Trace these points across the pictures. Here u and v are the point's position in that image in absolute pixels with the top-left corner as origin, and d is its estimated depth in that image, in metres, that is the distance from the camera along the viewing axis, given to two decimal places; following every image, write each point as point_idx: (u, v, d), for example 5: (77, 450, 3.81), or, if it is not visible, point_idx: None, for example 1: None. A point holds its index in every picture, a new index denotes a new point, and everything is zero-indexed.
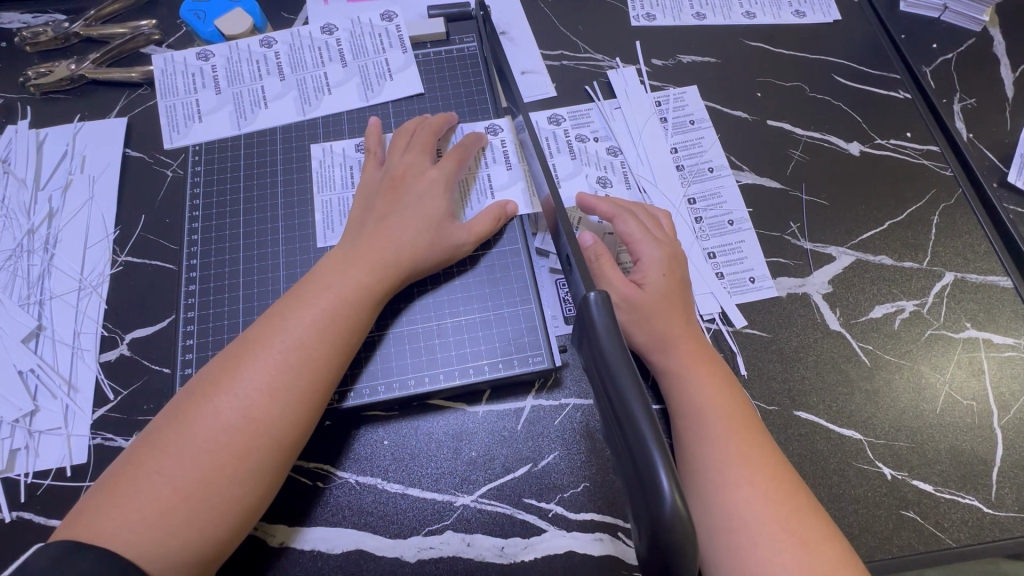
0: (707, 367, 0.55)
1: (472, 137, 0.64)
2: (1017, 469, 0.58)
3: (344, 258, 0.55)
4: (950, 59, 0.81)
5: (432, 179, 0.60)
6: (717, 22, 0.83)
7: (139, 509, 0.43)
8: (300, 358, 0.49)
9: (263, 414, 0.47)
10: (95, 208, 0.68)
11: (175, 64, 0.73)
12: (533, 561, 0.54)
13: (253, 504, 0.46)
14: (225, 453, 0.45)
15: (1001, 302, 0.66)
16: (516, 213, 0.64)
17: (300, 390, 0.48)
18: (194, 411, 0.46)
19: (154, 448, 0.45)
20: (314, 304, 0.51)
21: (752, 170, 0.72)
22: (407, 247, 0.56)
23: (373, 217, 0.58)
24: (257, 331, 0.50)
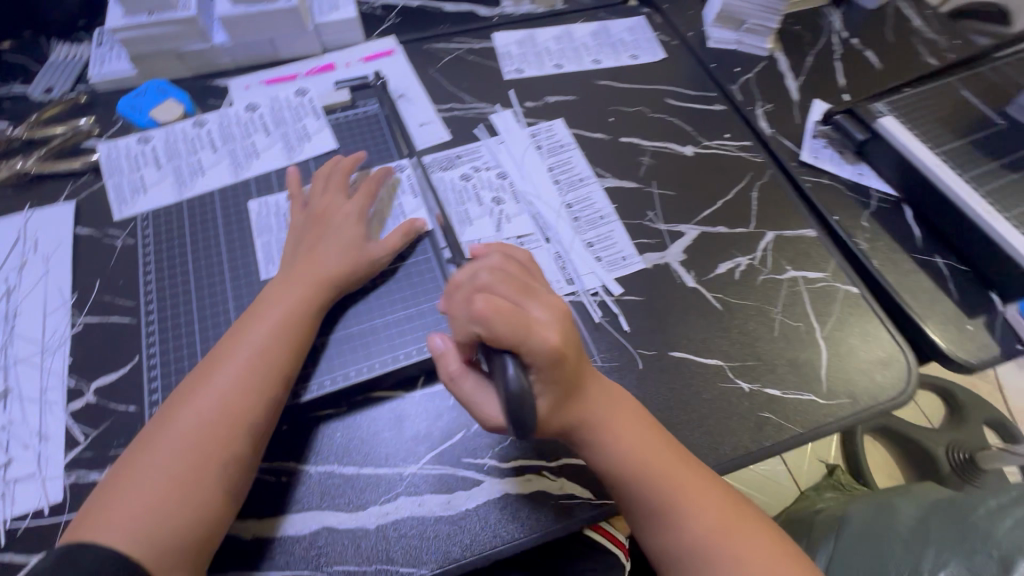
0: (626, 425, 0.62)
1: (380, 173, 0.80)
2: (839, 368, 0.75)
3: (287, 282, 0.67)
4: (749, 77, 1.06)
5: (348, 212, 0.74)
6: (573, 69, 1.04)
7: (139, 500, 0.54)
8: (259, 363, 0.61)
9: (234, 410, 0.58)
10: (51, 280, 0.76)
11: (118, 149, 0.84)
12: (476, 507, 0.64)
13: (233, 486, 0.57)
14: (207, 445, 0.56)
15: (811, 248, 0.86)
16: (425, 228, 0.78)
17: (262, 387, 0.60)
18: (177, 417, 0.58)
19: (147, 452, 0.56)
20: (266, 320, 0.64)
21: (613, 176, 0.91)
22: (335, 264, 0.69)
23: (304, 247, 0.71)
24: (222, 349, 0.62)
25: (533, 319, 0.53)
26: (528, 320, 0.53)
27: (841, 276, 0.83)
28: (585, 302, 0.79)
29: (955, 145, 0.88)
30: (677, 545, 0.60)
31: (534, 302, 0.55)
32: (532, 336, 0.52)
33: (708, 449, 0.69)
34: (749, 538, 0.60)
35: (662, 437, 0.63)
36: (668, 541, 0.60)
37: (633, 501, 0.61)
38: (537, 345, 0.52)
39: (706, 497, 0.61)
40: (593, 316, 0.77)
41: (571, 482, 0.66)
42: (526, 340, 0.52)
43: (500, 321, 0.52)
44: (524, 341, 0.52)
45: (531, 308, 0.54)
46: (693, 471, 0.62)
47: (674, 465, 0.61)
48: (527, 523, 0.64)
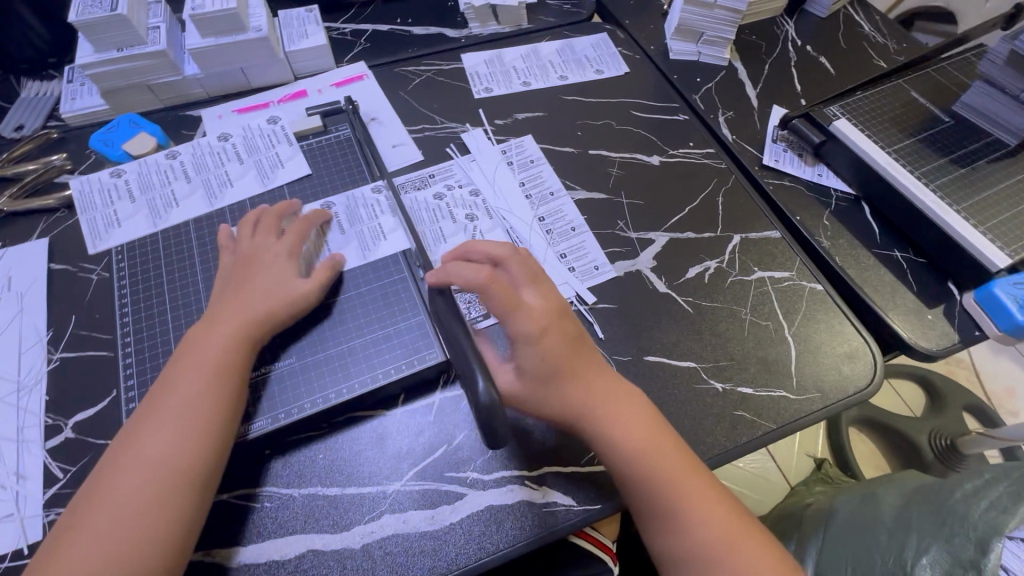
0: (634, 421, 0.65)
1: (316, 214, 0.80)
2: (808, 363, 0.78)
3: (211, 322, 0.67)
4: (710, 87, 1.10)
5: (277, 252, 0.73)
6: (540, 85, 1.07)
7: (84, 554, 0.54)
8: (195, 402, 0.61)
9: (170, 454, 0.58)
10: (26, 318, 0.76)
11: (91, 184, 0.85)
12: (460, 521, 0.65)
13: (181, 527, 0.57)
14: (145, 493, 0.57)
15: (776, 248, 0.89)
16: (346, 265, 0.79)
17: (197, 428, 0.60)
18: (113, 470, 0.58)
19: (85, 508, 0.56)
20: (194, 363, 0.64)
21: (583, 188, 0.93)
22: (264, 302, 0.69)
23: (229, 290, 0.70)
24: (154, 398, 0.62)
25: (523, 302, 0.65)
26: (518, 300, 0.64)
27: (806, 274, 0.86)
28: None
29: (906, 144, 0.92)
30: (679, 546, 0.61)
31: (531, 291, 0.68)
32: (522, 310, 0.64)
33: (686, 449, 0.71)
34: (751, 552, 0.61)
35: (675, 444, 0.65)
36: (671, 543, 0.62)
37: (639, 500, 0.63)
38: (525, 319, 0.64)
39: (710, 499, 0.63)
40: None
41: (554, 490, 0.67)
42: (517, 311, 0.64)
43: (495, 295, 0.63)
44: (509, 317, 0.63)
45: (524, 299, 0.66)
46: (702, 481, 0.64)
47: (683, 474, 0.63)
48: (511, 533, 0.64)
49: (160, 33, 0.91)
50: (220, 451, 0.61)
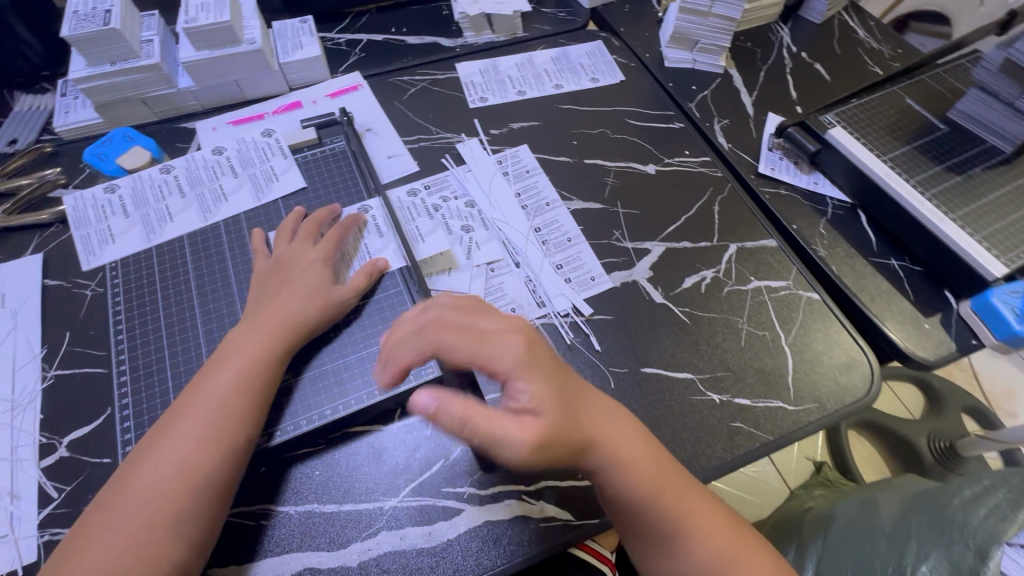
0: (638, 451, 0.59)
1: (350, 219, 0.80)
2: (806, 373, 0.78)
3: (248, 328, 0.67)
4: (706, 94, 1.10)
5: (313, 258, 0.74)
6: (535, 94, 1.07)
7: (98, 557, 0.52)
8: (222, 410, 0.60)
9: (192, 461, 0.57)
10: (20, 335, 0.76)
11: (85, 200, 0.85)
12: (458, 537, 0.65)
13: (195, 539, 0.55)
14: (163, 500, 0.55)
15: (772, 257, 0.89)
16: (389, 267, 0.79)
17: (223, 437, 0.59)
18: (137, 472, 0.57)
19: (105, 509, 0.55)
20: (227, 368, 0.63)
21: (579, 198, 0.93)
22: (299, 310, 0.69)
23: (266, 294, 0.71)
24: (183, 400, 0.61)
25: (485, 332, 0.53)
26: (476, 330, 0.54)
27: (802, 283, 0.86)
28: (557, 324, 0.80)
29: (900, 152, 0.92)
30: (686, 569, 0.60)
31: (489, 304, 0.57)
32: (497, 333, 0.53)
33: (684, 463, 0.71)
34: (756, 559, 0.61)
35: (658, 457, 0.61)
36: (674, 558, 0.60)
37: (645, 526, 0.60)
38: (497, 345, 0.52)
39: (710, 514, 0.62)
40: (565, 337, 0.79)
41: (551, 504, 0.67)
42: (495, 336, 0.52)
43: (449, 342, 0.54)
44: (482, 353, 0.52)
45: (485, 327, 0.54)
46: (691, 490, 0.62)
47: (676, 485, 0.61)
48: (508, 550, 0.64)
49: (153, 47, 0.90)
50: (241, 465, 0.59)
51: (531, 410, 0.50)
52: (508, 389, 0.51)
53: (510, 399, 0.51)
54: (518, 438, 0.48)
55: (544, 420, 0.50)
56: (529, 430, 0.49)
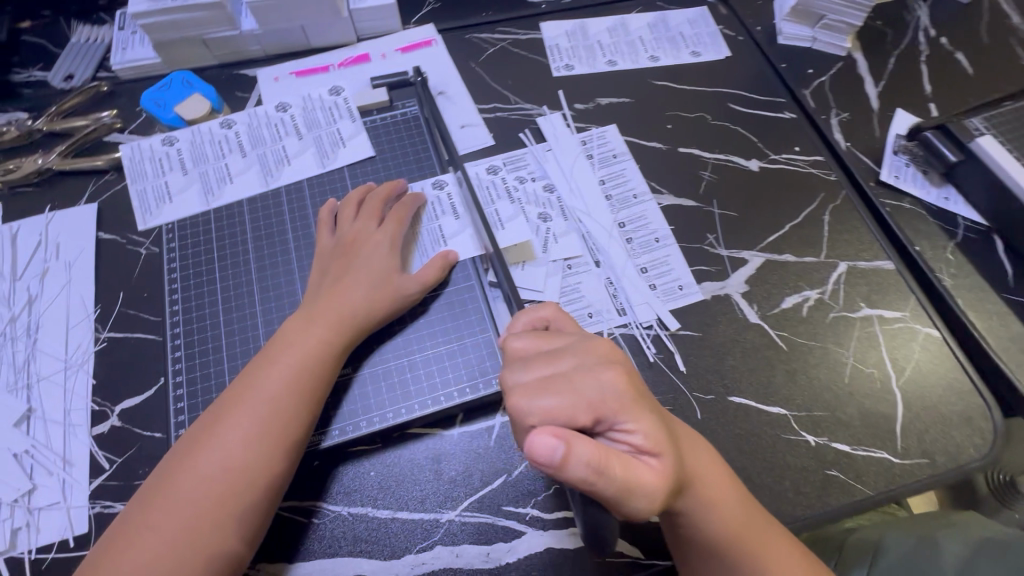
0: (723, 489, 0.52)
1: (412, 197, 0.73)
2: (916, 422, 0.69)
3: (306, 320, 0.62)
4: (823, 81, 0.95)
5: (378, 242, 0.68)
6: (627, 66, 0.95)
7: (135, 560, 0.49)
8: (271, 409, 0.56)
9: (241, 462, 0.53)
10: (74, 291, 0.72)
11: (142, 151, 0.79)
12: (517, 562, 0.60)
13: (235, 547, 0.51)
14: (209, 501, 0.51)
15: (887, 282, 0.78)
16: (459, 260, 0.72)
17: (274, 439, 0.55)
18: (183, 466, 0.53)
19: (148, 502, 0.52)
20: (281, 363, 0.58)
21: (670, 192, 0.83)
22: (362, 303, 0.63)
23: (329, 280, 0.65)
24: (235, 392, 0.57)
25: (578, 376, 0.47)
26: (565, 370, 0.48)
27: (921, 316, 0.75)
28: (638, 336, 0.73)
29: None
30: None
31: (563, 333, 0.53)
32: (589, 368, 0.48)
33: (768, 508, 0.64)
34: None
35: (740, 491, 0.54)
36: None
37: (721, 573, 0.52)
38: (593, 381, 0.47)
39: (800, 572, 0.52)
40: (646, 353, 0.71)
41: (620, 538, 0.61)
42: (590, 372, 0.47)
43: (544, 389, 0.47)
44: (584, 395, 0.46)
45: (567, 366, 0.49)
46: (777, 533, 0.53)
47: (763, 528, 0.53)
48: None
49: None
50: (290, 469, 0.55)
51: (650, 451, 0.45)
52: (616, 431, 0.46)
53: (620, 443, 0.46)
54: (655, 483, 0.44)
55: (667, 459, 0.45)
56: (659, 472, 0.44)
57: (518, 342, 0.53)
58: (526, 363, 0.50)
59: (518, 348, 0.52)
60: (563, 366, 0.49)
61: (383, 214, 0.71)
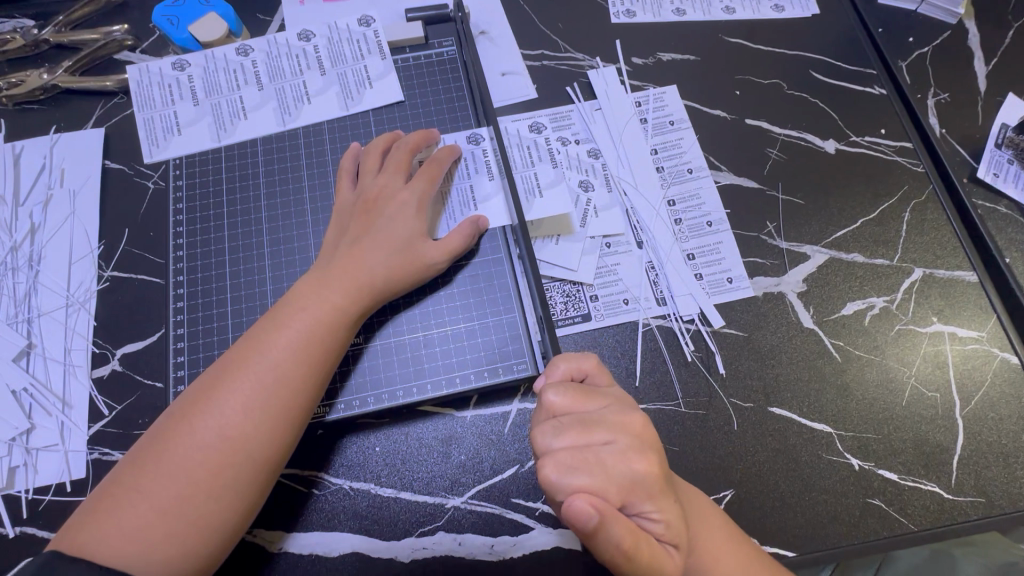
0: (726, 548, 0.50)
1: (447, 150, 0.65)
2: (976, 456, 0.62)
3: (319, 282, 0.56)
4: (926, 52, 0.81)
5: (404, 201, 0.61)
6: (697, 17, 0.82)
7: (121, 525, 0.46)
8: (275, 377, 0.51)
9: (239, 433, 0.49)
10: (77, 223, 0.68)
11: (151, 74, 0.72)
12: (522, 557, 0.57)
13: (228, 520, 0.49)
14: (203, 471, 0.48)
15: (966, 295, 0.69)
16: (490, 227, 0.64)
17: (276, 411, 0.51)
18: (177, 431, 0.49)
19: (140, 465, 0.48)
20: (288, 329, 0.53)
21: (730, 170, 0.73)
22: (381, 271, 0.57)
23: (346, 240, 0.59)
24: (236, 356, 0.53)
25: (617, 456, 0.44)
26: (599, 446, 0.45)
27: (1000, 339, 0.67)
28: (676, 330, 0.66)
29: None
30: None
31: (602, 395, 0.48)
32: (625, 450, 0.45)
33: (798, 532, 0.59)
34: None
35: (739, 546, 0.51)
36: None
37: None
38: (631, 465, 0.44)
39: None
40: (684, 349, 0.65)
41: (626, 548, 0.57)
42: (628, 455, 0.45)
43: (576, 465, 0.44)
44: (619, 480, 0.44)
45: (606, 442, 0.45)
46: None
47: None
48: None
49: None
50: (292, 442, 0.52)
51: (671, 540, 0.45)
52: (640, 516, 0.44)
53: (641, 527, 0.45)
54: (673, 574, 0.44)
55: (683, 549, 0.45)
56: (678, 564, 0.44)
57: (552, 400, 0.47)
58: (560, 428, 0.46)
59: (551, 405, 0.47)
60: (599, 440, 0.45)
61: (410, 170, 0.64)
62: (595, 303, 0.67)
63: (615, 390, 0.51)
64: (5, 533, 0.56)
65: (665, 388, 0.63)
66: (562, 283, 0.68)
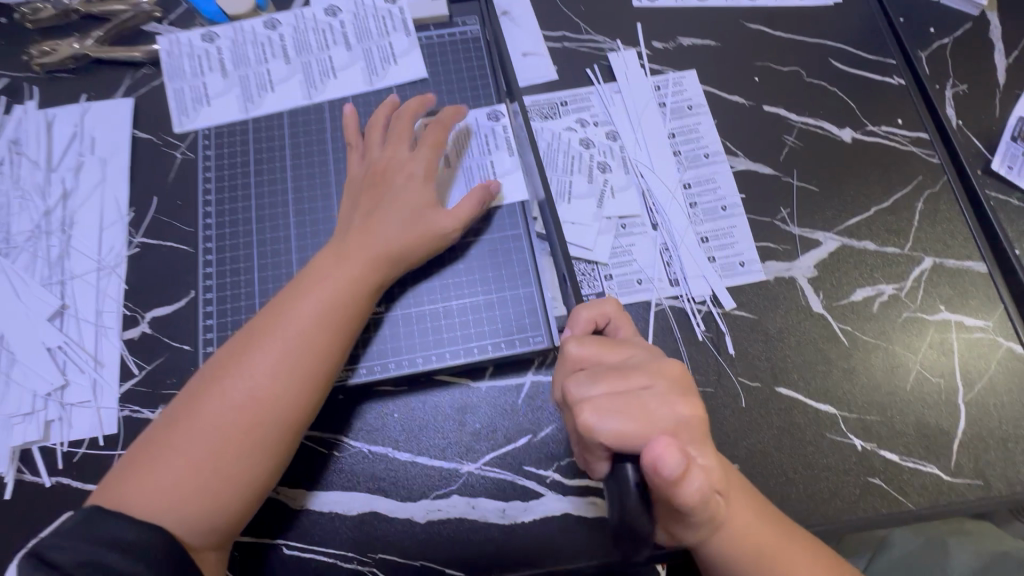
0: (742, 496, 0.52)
1: (451, 111, 0.66)
2: (977, 440, 0.63)
3: (339, 254, 0.58)
4: (946, 43, 0.81)
5: (411, 171, 0.63)
6: (719, 3, 0.82)
7: (156, 480, 0.49)
8: (299, 344, 0.53)
9: (266, 396, 0.52)
10: (108, 190, 0.70)
11: (181, 46, 0.73)
12: (532, 522, 0.59)
13: (257, 477, 0.51)
14: (232, 431, 0.50)
15: (975, 285, 0.70)
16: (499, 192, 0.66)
17: (300, 375, 0.53)
18: (207, 394, 0.52)
19: (174, 425, 0.51)
20: (310, 298, 0.55)
21: (746, 155, 0.74)
22: (395, 240, 0.59)
23: (358, 211, 0.61)
24: (262, 324, 0.55)
25: (653, 403, 0.45)
26: (639, 391, 0.46)
27: (1006, 329, 0.68)
28: (688, 310, 0.67)
29: None
30: None
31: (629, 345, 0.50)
32: (665, 395, 0.46)
33: (799, 507, 0.61)
34: None
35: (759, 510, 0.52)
36: None
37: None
38: (668, 408, 0.45)
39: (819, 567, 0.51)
40: (695, 330, 0.67)
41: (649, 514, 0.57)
42: (666, 400, 0.45)
43: (616, 409, 0.45)
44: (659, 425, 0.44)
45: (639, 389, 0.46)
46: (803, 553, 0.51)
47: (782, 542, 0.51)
48: (584, 550, 0.58)
49: None
50: (316, 406, 0.54)
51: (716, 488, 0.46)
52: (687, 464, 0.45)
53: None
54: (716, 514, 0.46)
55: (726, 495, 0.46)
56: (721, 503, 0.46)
57: (578, 350, 0.49)
58: (595, 374, 0.47)
59: (577, 356, 0.49)
60: (637, 385, 0.46)
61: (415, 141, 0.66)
62: (609, 282, 0.69)
63: (638, 340, 0.52)
64: (42, 483, 0.59)
65: None
66: (578, 261, 0.69)
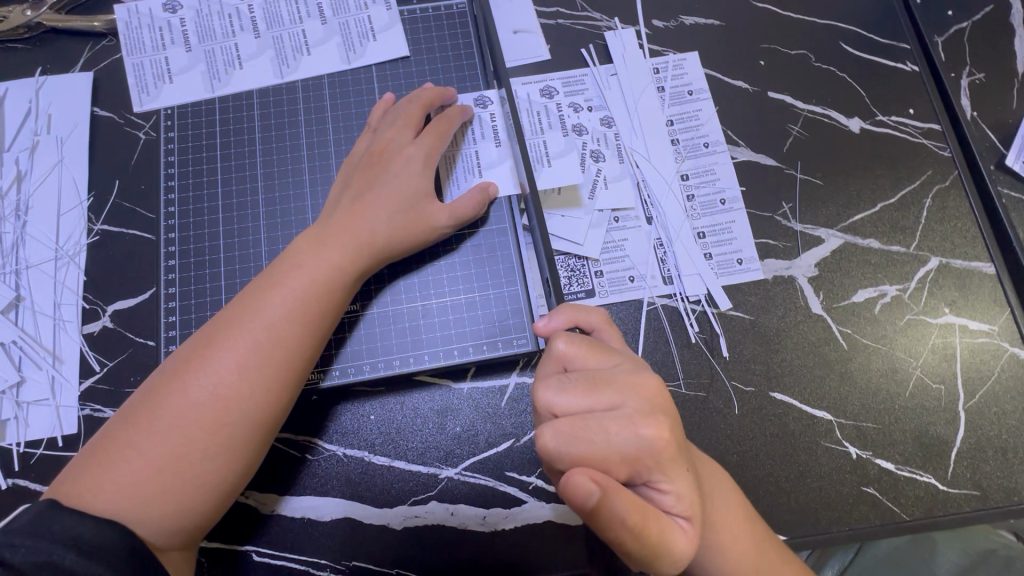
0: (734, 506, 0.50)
1: (457, 109, 0.61)
2: (975, 449, 0.61)
3: (318, 241, 0.54)
4: (964, 28, 0.76)
5: (411, 157, 0.58)
6: None
7: (114, 479, 0.45)
8: (271, 338, 0.50)
9: (234, 392, 0.48)
10: (66, 171, 0.65)
11: (141, 16, 0.67)
12: (513, 529, 0.57)
13: (227, 477, 0.48)
14: (198, 429, 0.47)
15: (982, 287, 0.67)
16: (499, 195, 0.62)
17: (271, 371, 0.49)
18: (172, 388, 0.48)
19: (134, 421, 0.47)
20: (284, 289, 0.51)
21: (748, 146, 0.70)
22: (379, 229, 0.55)
23: (349, 196, 0.57)
24: (230, 315, 0.51)
25: (611, 426, 0.41)
26: (603, 411, 0.42)
27: (1011, 333, 0.65)
28: (682, 310, 0.64)
29: None
30: None
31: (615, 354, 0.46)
32: (630, 417, 0.42)
33: (789, 517, 0.59)
34: None
35: (755, 529, 0.51)
36: None
37: None
38: (629, 434, 0.41)
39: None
40: (688, 331, 0.63)
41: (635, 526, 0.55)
42: (629, 424, 0.41)
43: (572, 434, 0.41)
44: (612, 450, 0.41)
45: (605, 406, 0.42)
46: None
47: (781, 567, 0.50)
48: (566, 558, 0.56)
49: None
50: (289, 403, 0.51)
51: (682, 513, 0.42)
52: (653, 487, 0.42)
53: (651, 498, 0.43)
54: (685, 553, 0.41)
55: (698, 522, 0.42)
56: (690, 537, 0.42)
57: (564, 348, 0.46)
58: (564, 384, 0.43)
59: (562, 354, 0.46)
60: (602, 404, 0.43)
61: (421, 124, 0.61)
62: (599, 279, 0.65)
63: (626, 351, 0.48)
64: None
65: (666, 368, 0.62)
66: (567, 257, 0.66)
